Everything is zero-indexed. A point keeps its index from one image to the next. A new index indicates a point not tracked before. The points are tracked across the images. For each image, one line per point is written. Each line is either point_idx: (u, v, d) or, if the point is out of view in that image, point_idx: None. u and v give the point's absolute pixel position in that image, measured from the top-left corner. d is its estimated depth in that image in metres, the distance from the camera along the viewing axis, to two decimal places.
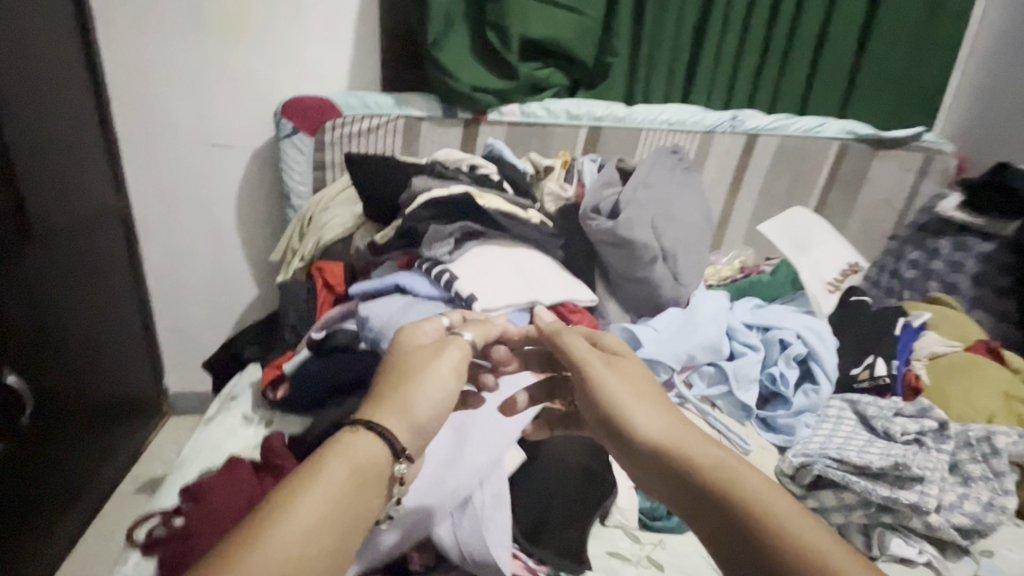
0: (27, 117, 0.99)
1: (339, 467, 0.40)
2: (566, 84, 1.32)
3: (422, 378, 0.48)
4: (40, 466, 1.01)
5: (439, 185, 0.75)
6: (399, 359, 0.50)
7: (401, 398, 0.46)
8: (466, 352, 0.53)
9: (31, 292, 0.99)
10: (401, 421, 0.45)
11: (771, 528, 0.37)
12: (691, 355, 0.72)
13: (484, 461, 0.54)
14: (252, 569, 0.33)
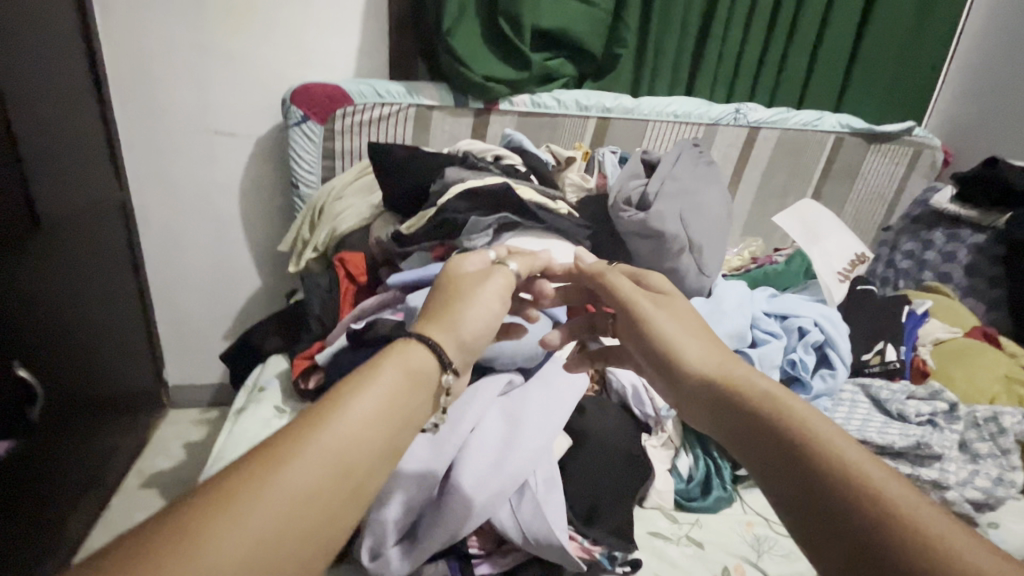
0: (39, 100, 0.95)
1: (392, 369, 0.40)
2: (575, 75, 1.32)
3: (471, 300, 0.48)
4: (48, 461, 0.98)
5: (472, 176, 0.77)
6: (448, 281, 0.50)
7: (452, 316, 0.46)
8: (511, 283, 0.53)
9: (42, 282, 0.94)
10: (451, 336, 0.45)
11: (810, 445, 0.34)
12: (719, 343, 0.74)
13: (536, 447, 0.55)
14: (314, 444, 0.33)
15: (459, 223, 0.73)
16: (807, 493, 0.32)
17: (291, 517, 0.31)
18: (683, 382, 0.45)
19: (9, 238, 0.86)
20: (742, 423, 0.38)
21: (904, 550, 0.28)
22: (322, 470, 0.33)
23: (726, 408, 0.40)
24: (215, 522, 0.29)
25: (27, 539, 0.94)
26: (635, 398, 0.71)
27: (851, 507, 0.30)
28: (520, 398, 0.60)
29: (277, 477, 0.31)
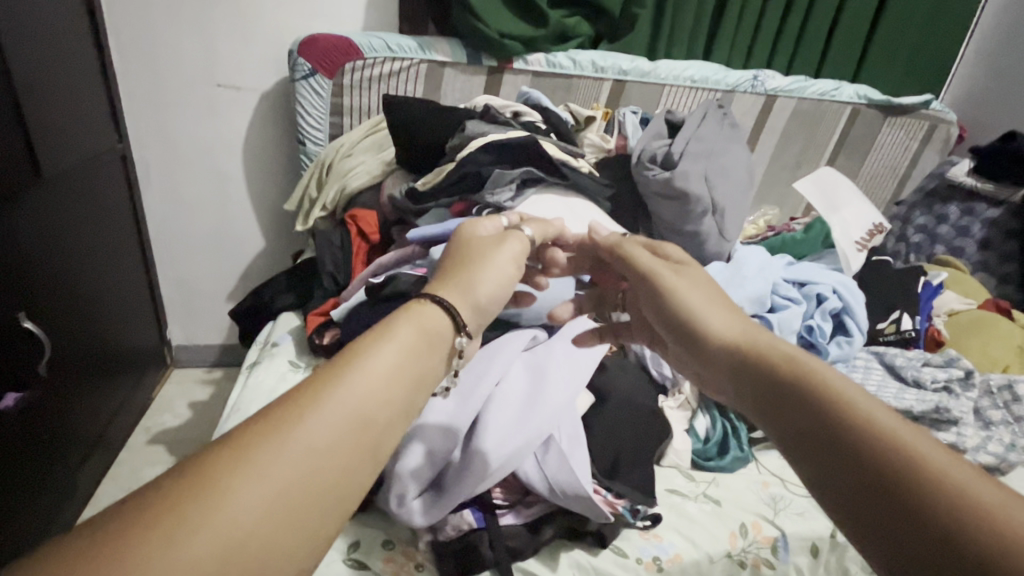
0: (37, 41, 0.90)
1: (406, 327, 0.38)
2: (591, 34, 1.28)
3: (485, 262, 0.47)
4: (58, 416, 0.97)
5: (493, 130, 0.75)
6: (462, 244, 0.49)
7: (467, 275, 0.45)
8: (525, 247, 0.52)
9: (44, 234, 0.92)
10: (465, 297, 0.43)
11: (845, 415, 0.32)
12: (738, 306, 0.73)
13: (562, 402, 0.55)
14: (331, 399, 0.32)
15: (482, 177, 0.71)
16: (840, 464, 0.31)
17: (312, 468, 0.30)
18: (708, 355, 0.43)
19: (8, 186, 0.82)
20: (770, 396, 0.37)
21: (946, 510, 0.27)
22: (340, 425, 0.31)
23: (753, 378, 0.39)
24: (235, 474, 0.28)
25: (39, 492, 0.94)
26: (652, 359, 0.71)
27: (882, 473, 0.29)
28: (543, 356, 0.59)
29: (295, 429, 0.30)
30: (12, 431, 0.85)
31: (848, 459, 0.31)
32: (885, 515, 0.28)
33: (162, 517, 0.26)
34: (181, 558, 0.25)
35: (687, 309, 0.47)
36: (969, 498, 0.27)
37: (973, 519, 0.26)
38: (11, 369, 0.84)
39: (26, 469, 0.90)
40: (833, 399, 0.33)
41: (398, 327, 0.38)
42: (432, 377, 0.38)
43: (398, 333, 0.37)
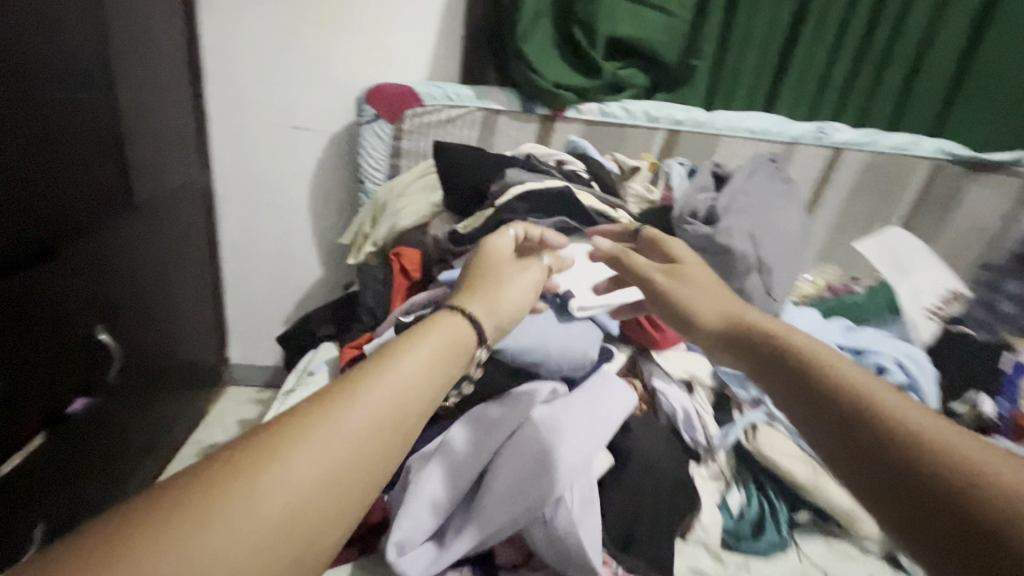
0: (143, 88, 1.02)
1: (437, 333, 0.46)
2: (646, 86, 1.29)
3: (507, 281, 0.56)
4: (117, 424, 1.04)
5: (532, 178, 0.76)
6: (481, 261, 0.57)
7: (483, 289, 0.53)
8: (543, 276, 0.61)
9: (127, 256, 1.01)
10: (491, 312, 0.51)
11: (872, 411, 0.40)
12: None
13: (575, 461, 0.52)
14: (371, 391, 0.39)
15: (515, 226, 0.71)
16: (866, 453, 0.38)
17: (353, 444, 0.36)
18: (738, 350, 0.51)
19: (101, 213, 0.92)
20: (803, 391, 0.44)
21: (945, 478, 0.34)
22: (377, 414, 0.38)
23: (772, 373, 0.47)
24: (289, 451, 0.34)
25: (91, 493, 1.00)
26: (685, 423, 0.67)
27: (891, 449, 0.37)
28: (564, 412, 0.56)
29: (339, 416, 0.37)
30: (73, 435, 0.91)
31: (861, 438, 0.39)
32: (903, 485, 0.35)
33: (236, 480, 0.32)
34: (255, 509, 0.32)
35: (713, 307, 0.55)
36: (981, 481, 0.33)
37: (969, 483, 0.33)
38: (82, 376, 0.92)
39: (82, 472, 0.96)
40: (844, 392, 0.42)
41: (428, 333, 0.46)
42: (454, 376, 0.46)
43: (428, 339, 0.45)
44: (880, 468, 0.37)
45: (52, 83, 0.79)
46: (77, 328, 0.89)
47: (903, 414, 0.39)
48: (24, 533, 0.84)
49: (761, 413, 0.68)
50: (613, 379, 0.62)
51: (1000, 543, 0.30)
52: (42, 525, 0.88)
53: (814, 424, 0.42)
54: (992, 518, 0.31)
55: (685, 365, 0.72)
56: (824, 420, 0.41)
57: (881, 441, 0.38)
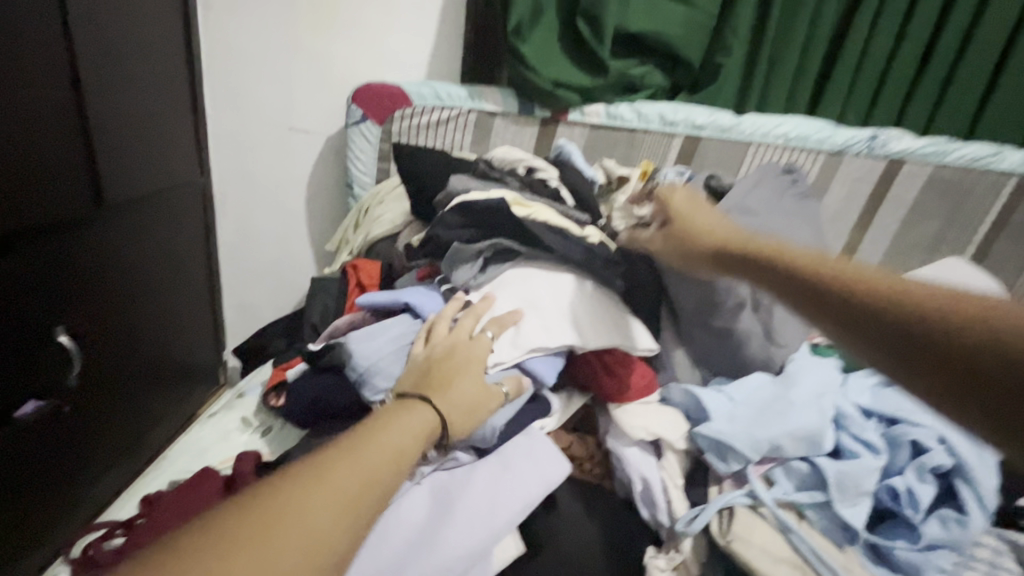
0: (128, 86, 0.98)
1: (408, 414, 0.44)
2: (665, 86, 1.14)
3: (470, 367, 0.51)
4: (81, 429, 1.01)
5: (477, 188, 0.68)
6: (449, 344, 0.53)
7: (450, 376, 0.49)
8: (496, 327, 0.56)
9: (101, 258, 0.98)
10: (454, 397, 0.47)
11: (829, 279, 0.44)
12: (776, 444, 0.53)
13: (455, 552, 0.45)
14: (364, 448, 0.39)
15: (446, 244, 0.66)
16: (839, 315, 0.43)
17: (365, 476, 0.37)
18: (729, 268, 0.54)
19: (66, 214, 0.89)
20: (772, 280, 0.49)
21: (956, 325, 0.36)
22: (376, 464, 0.38)
23: (773, 271, 0.49)
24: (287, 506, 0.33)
25: (48, 497, 0.97)
26: (643, 495, 0.55)
27: (897, 308, 0.39)
28: (460, 487, 0.49)
29: (338, 470, 0.36)
30: (24, 437, 0.88)
31: (863, 306, 0.41)
32: (903, 337, 0.38)
33: (239, 538, 0.31)
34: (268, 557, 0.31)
35: (694, 239, 0.59)
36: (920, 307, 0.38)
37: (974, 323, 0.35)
38: (38, 377, 0.90)
39: (38, 475, 0.94)
40: (841, 275, 0.44)
41: (410, 408, 0.45)
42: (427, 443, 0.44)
43: (411, 410, 0.44)
44: (850, 320, 0.41)
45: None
46: (28, 331, 0.86)
47: (899, 280, 0.41)
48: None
49: (743, 493, 0.53)
50: (540, 444, 0.53)
51: (1010, 361, 0.32)
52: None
53: (818, 306, 0.44)
54: (1000, 348, 0.33)
55: (652, 424, 0.57)
56: (830, 301, 0.43)
57: (843, 298, 0.43)
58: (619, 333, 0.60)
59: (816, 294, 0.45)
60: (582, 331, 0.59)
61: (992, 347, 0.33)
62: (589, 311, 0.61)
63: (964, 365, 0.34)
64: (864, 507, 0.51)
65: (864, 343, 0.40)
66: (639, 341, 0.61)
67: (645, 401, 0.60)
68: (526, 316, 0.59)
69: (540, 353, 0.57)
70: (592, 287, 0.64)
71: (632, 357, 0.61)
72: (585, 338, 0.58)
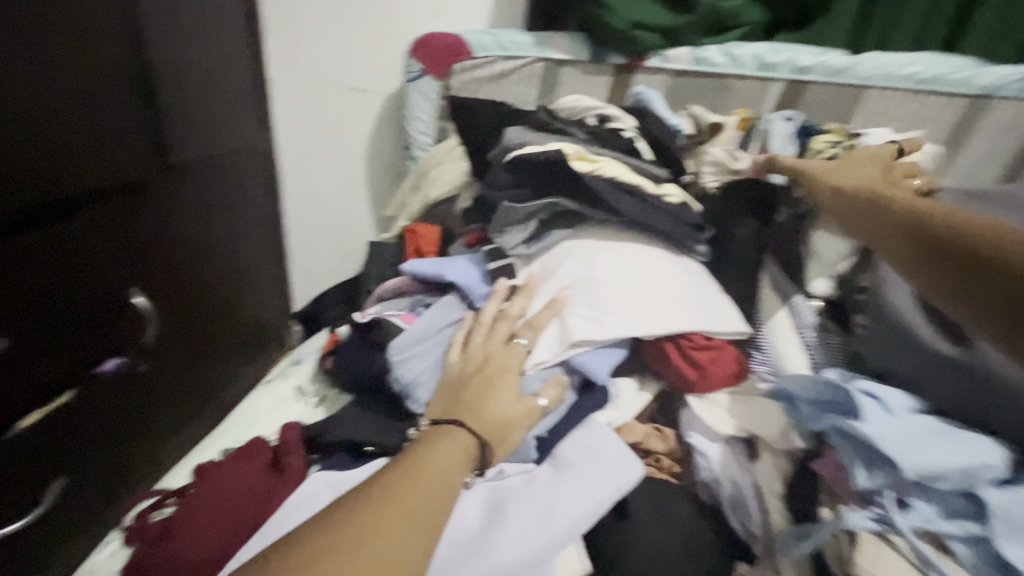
0: (188, 49, 0.96)
1: (445, 449, 0.41)
2: (765, 22, 0.97)
3: (504, 379, 0.46)
4: (155, 388, 1.05)
5: (535, 141, 0.57)
6: (482, 354, 0.48)
7: (482, 397, 0.45)
8: (539, 325, 0.49)
9: (167, 218, 0.99)
10: (488, 414, 0.44)
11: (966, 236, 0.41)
12: (933, 468, 0.40)
13: (506, 560, 0.40)
14: (415, 488, 0.38)
15: (494, 205, 0.58)
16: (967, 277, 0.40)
17: (412, 519, 0.36)
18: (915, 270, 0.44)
19: (133, 174, 0.89)
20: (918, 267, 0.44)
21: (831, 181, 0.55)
22: (424, 500, 0.38)
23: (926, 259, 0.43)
24: (348, 551, 0.33)
25: (133, 451, 1.03)
26: (733, 503, 0.48)
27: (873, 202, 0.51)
28: (517, 490, 0.44)
29: (392, 509, 0.36)
30: (105, 394, 0.92)
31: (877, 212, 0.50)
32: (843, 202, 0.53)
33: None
34: None
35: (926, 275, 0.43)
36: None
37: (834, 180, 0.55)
38: (116, 335, 0.93)
39: (122, 430, 0.99)
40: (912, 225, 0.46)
41: (448, 435, 0.42)
42: (467, 467, 0.41)
43: (449, 438, 0.42)
44: (932, 273, 0.43)
45: (45, 32, 0.71)
46: (105, 290, 0.89)
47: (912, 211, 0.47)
48: (40, 490, 0.84)
49: (870, 515, 0.42)
50: (606, 443, 0.46)
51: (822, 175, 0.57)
52: (62, 481, 0.88)
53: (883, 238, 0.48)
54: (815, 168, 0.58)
55: (744, 417, 0.50)
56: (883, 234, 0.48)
57: (886, 219, 0.49)
58: (697, 312, 0.50)
59: (935, 249, 0.43)
60: (646, 314, 0.49)
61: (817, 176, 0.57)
62: (653, 290, 0.51)
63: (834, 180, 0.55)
64: None
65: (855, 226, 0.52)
66: (724, 323, 0.50)
67: (729, 389, 0.52)
68: (570, 304, 0.50)
69: (588, 345, 0.49)
70: (668, 252, 0.55)
71: (719, 341, 0.51)
72: (647, 324, 0.49)
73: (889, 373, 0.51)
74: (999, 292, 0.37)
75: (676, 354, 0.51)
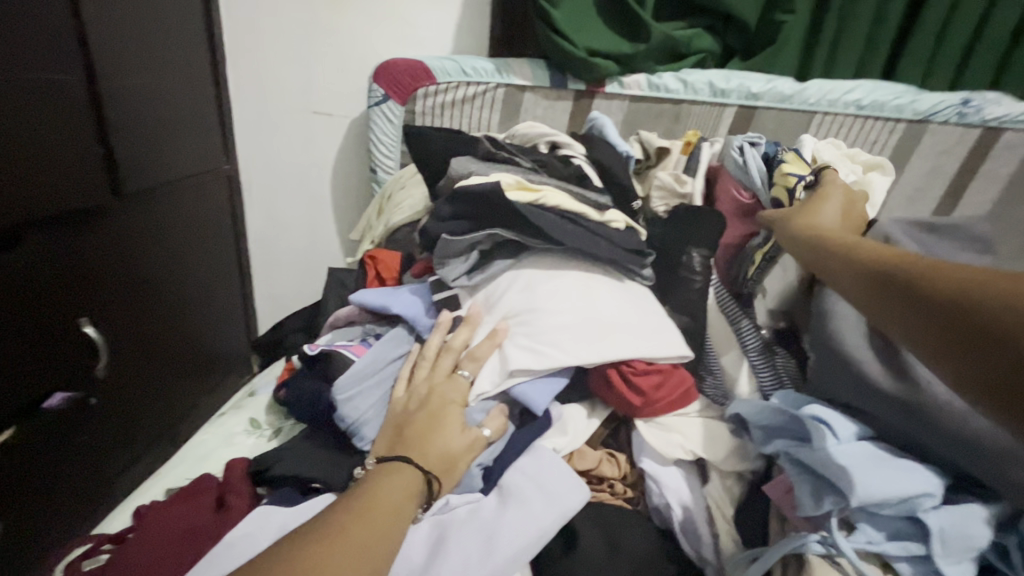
0: (141, 74, 0.94)
1: (392, 483, 0.41)
2: (717, 50, 1.00)
3: (451, 414, 0.47)
4: (104, 422, 1.00)
5: (480, 171, 0.60)
6: (426, 389, 0.49)
7: (428, 432, 0.46)
8: (480, 356, 0.51)
9: (120, 246, 0.96)
10: (436, 447, 0.45)
11: (913, 272, 0.34)
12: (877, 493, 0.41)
13: None
14: (364, 523, 0.38)
15: (435, 237, 0.59)
16: (921, 322, 0.32)
17: (362, 550, 0.36)
18: (858, 285, 0.39)
19: (84, 202, 0.86)
20: (859, 287, 0.38)
21: (786, 220, 0.53)
22: (373, 532, 0.37)
23: (865, 277, 0.38)
24: None
25: (81, 486, 0.99)
26: (685, 526, 0.49)
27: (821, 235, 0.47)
28: (468, 525, 0.44)
29: (339, 541, 0.36)
30: (49, 430, 0.88)
31: (823, 241, 0.46)
32: (793, 235, 0.50)
33: None
34: None
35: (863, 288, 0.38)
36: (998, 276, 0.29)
37: (789, 218, 0.53)
38: (63, 369, 0.89)
39: (66, 468, 0.94)
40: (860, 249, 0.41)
41: (396, 470, 0.42)
42: (415, 500, 0.42)
43: (396, 472, 0.42)
44: (868, 295, 0.37)
45: None
46: (50, 323, 0.85)
47: (861, 241, 0.43)
48: None
49: (816, 539, 0.42)
50: (555, 474, 0.47)
51: (776, 215, 0.55)
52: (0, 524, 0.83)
53: (828, 261, 0.44)
54: (774, 212, 0.56)
55: (690, 440, 0.51)
56: (828, 259, 0.44)
57: (832, 248, 0.44)
58: (637, 339, 0.52)
59: (867, 270, 0.39)
60: (585, 342, 0.51)
61: (776, 215, 0.55)
62: (592, 316, 0.53)
63: (785, 219, 0.53)
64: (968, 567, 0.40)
65: (802, 257, 0.48)
66: (665, 349, 0.52)
67: (673, 414, 0.53)
68: (510, 335, 0.52)
69: (526, 375, 0.50)
70: (613, 278, 0.57)
71: (663, 366, 0.52)
72: (586, 351, 0.50)
73: (836, 399, 0.52)
74: (909, 293, 0.34)
75: (615, 384, 0.52)
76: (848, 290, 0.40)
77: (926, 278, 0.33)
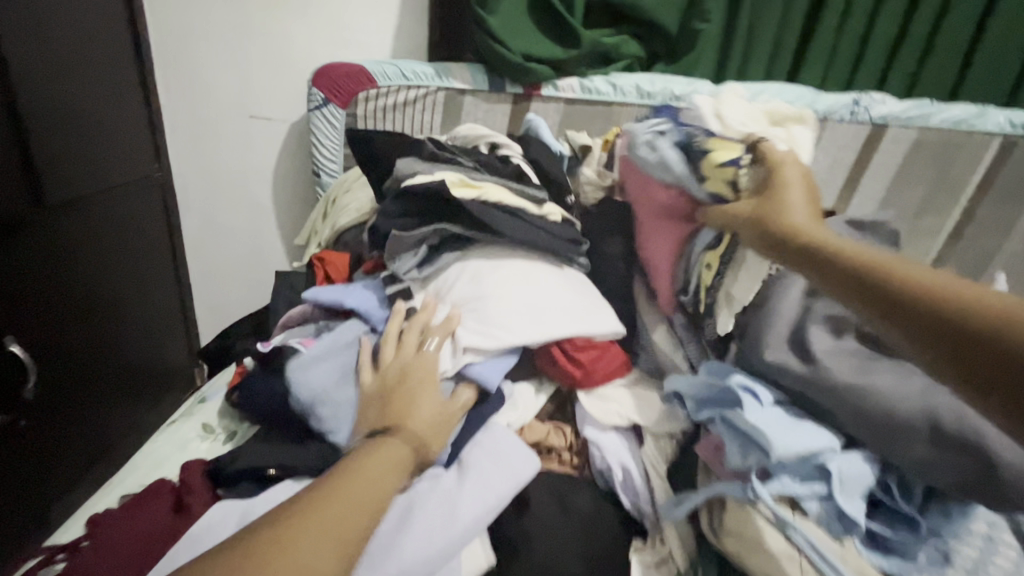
0: (62, 79, 0.90)
1: (381, 456, 0.43)
2: (642, 56, 1.08)
3: (428, 389, 0.50)
4: (35, 445, 0.95)
5: (424, 170, 0.63)
6: (395, 370, 0.51)
7: (405, 409, 0.48)
8: (441, 334, 0.54)
9: (46, 259, 0.92)
10: (415, 423, 0.47)
11: (909, 281, 0.36)
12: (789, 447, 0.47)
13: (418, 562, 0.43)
14: (352, 494, 0.38)
15: (385, 233, 0.61)
16: (950, 343, 0.32)
17: (351, 517, 0.37)
18: (847, 286, 0.40)
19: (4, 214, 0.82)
20: (847, 285, 0.41)
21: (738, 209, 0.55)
22: (362, 503, 0.38)
23: (856, 280, 0.40)
24: (282, 551, 0.33)
25: (13, 516, 0.94)
26: (624, 485, 0.54)
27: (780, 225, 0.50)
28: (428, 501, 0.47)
29: (328, 510, 0.36)
30: None
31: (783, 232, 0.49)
32: (751, 224, 0.52)
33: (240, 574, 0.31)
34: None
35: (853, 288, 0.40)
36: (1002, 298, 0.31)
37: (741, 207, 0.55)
38: None
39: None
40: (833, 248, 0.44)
41: (384, 445, 0.44)
42: (404, 473, 0.43)
43: (385, 447, 0.44)
44: (858, 292, 0.39)
45: None
46: None
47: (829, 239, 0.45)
48: None
49: (738, 487, 0.48)
50: (508, 449, 0.51)
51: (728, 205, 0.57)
52: None
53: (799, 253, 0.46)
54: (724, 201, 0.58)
55: (627, 408, 0.57)
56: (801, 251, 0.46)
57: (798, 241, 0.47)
58: (576, 315, 0.57)
59: (857, 269, 0.41)
60: (530, 322, 0.56)
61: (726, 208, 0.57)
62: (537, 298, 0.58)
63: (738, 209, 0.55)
64: (860, 500, 0.47)
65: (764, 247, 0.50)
66: (601, 326, 0.57)
67: (611, 387, 0.59)
68: (464, 319, 0.56)
69: (479, 354, 0.55)
70: (553, 265, 0.62)
71: (601, 341, 0.58)
72: (531, 331, 0.55)
73: None
74: (909, 299, 0.35)
75: (561, 359, 0.57)
76: (836, 287, 0.42)
77: (927, 286, 0.35)
